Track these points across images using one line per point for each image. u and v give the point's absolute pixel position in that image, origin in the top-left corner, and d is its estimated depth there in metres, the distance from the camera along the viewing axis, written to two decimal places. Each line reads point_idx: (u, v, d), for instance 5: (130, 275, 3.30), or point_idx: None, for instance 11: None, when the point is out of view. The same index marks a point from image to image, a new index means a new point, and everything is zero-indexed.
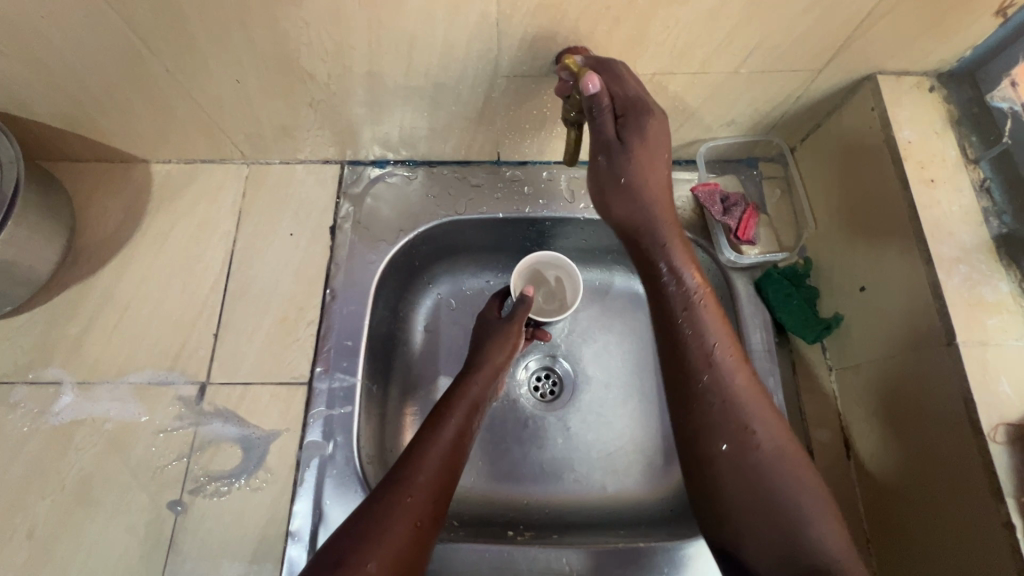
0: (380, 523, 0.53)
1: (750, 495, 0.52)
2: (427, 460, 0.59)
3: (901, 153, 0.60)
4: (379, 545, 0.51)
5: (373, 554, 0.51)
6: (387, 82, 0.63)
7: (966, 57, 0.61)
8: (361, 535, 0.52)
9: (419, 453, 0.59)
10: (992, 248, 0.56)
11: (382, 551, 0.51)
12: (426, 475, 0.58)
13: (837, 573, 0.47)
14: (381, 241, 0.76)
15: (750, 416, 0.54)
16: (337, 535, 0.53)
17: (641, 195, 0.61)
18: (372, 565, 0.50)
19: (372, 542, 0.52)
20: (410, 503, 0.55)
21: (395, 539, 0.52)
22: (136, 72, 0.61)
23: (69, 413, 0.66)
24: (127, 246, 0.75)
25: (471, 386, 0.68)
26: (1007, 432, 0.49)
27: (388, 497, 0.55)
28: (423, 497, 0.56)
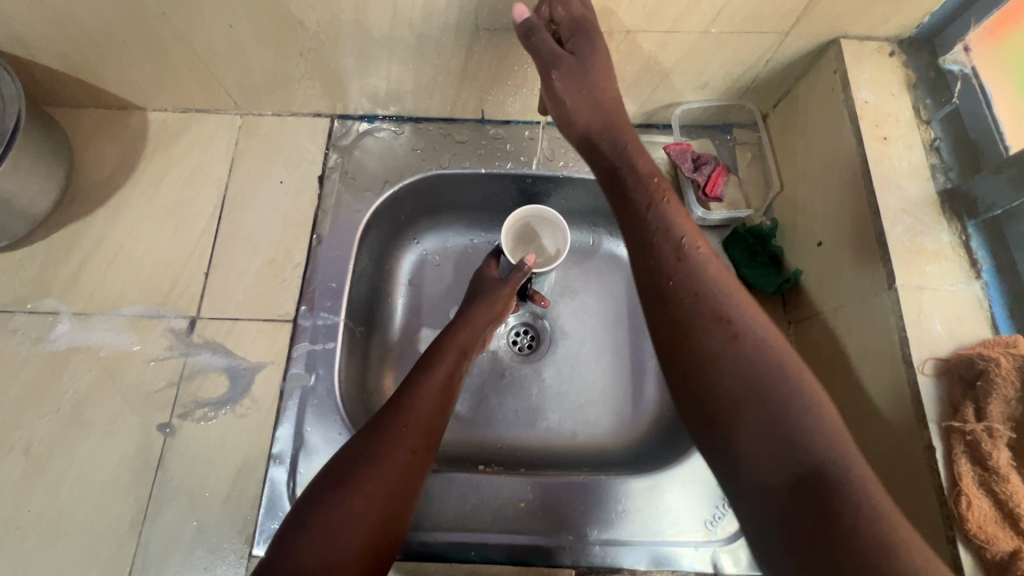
0: (377, 448, 0.57)
1: (743, 382, 0.49)
2: (421, 395, 0.63)
3: (858, 112, 0.63)
4: (377, 468, 0.56)
5: (372, 476, 0.55)
6: (373, 32, 0.66)
7: (925, 23, 0.64)
8: (360, 459, 0.56)
9: (412, 388, 0.63)
10: (936, 202, 0.59)
11: (380, 473, 0.56)
12: (419, 407, 0.61)
13: (841, 461, 0.44)
14: (367, 192, 0.80)
15: (731, 307, 0.53)
16: (338, 460, 0.57)
17: (597, 100, 0.64)
18: (371, 484, 0.55)
19: (372, 465, 0.56)
20: (407, 431, 0.59)
21: (393, 463, 0.56)
22: (132, 14, 0.63)
23: (65, 340, 0.70)
24: (123, 188, 0.79)
25: (461, 334, 0.72)
26: (935, 365, 0.53)
27: (384, 426, 0.59)
28: (419, 427, 0.60)
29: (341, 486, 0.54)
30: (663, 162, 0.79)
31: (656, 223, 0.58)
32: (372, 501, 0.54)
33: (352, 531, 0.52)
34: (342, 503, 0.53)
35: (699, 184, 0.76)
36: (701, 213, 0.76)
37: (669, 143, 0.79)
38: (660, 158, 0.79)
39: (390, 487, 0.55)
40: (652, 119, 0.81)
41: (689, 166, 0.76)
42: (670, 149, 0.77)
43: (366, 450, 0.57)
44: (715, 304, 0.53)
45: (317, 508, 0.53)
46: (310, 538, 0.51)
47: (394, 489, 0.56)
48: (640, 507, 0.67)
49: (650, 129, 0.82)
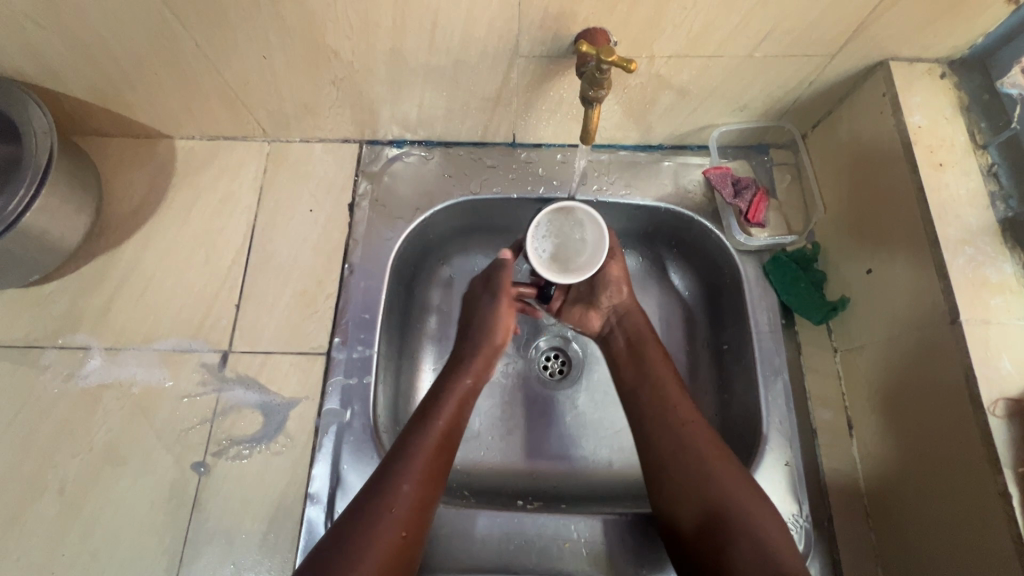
0: (362, 537, 0.53)
1: (700, 500, 0.57)
2: (411, 468, 0.58)
3: (911, 137, 0.61)
4: (361, 561, 0.51)
5: (354, 572, 0.51)
6: (409, 61, 0.65)
7: (978, 44, 0.63)
8: (338, 551, 0.52)
9: (401, 460, 0.59)
10: (997, 231, 0.57)
11: (364, 567, 0.51)
12: (408, 487, 0.57)
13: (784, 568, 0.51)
14: (398, 219, 0.78)
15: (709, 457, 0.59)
16: (316, 552, 0.53)
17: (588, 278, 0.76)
18: None
19: (355, 557, 0.51)
20: (394, 514, 0.55)
21: (378, 552, 0.52)
22: (166, 47, 0.63)
23: (96, 376, 0.69)
24: (153, 218, 0.78)
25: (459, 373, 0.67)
26: (1007, 406, 0.51)
27: (366, 514, 0.55)
28: (410, 505, 0.56)
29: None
30: (700, 185, 0.78)
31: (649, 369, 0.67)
32: None
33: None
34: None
35: (741, 210, 0.75)
36: (742, 238, 0.74)
37: (707, 167, 0.79)
38: (697, 181, 0.79)
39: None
40: (688, 141, 0.80)
41: (729, 192, 0.76)
42: (710, 174, 0.77)
43: (347, 541, 0.53)
44: (690, 445, 0.60)
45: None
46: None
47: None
48: None
49: (686, 151, 0.81)
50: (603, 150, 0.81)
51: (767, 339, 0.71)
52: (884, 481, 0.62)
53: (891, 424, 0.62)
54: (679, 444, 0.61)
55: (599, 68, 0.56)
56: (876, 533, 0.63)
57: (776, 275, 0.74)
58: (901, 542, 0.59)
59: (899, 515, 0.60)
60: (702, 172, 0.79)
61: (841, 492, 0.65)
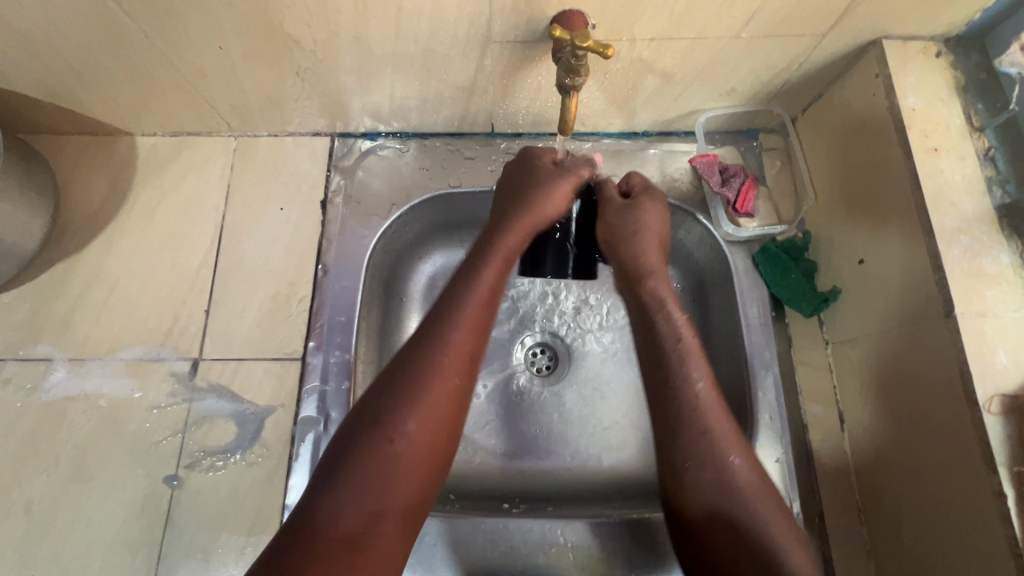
0: (417, 382, 0.49)
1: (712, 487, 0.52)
2: (460, 317, 0.53)
3: (905, 121, 0.58)
4: (417, 407, 0.48)
5: (411, 417, 0.48)
6: (375, 49, 0.61)
7: (975, 21, 0.60)
8: (393, 395, 0.49)
9: (456, 307, 0.54)
10: (993, 219, 0.55)
11: (421, 414, 0.48)
12: (462, 334, 0.52)
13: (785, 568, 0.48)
14: (374, 216, 0.74)
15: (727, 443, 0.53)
16: (367, 393, 0.50)
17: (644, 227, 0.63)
18: (411, 427, 0.48)
19: (412, 406, 0.48)
20: (447, 360, 0.51)
21: (433, 399, 0.49)
22: (113, 39, 0.58)
23: (60, 390, 0.66)
24: (114, 220, 0.74)
25: (495, 236, 0.59)
26: (1003, 403, 0.49)
27: (418, 363, 0.50)
28: (462, 353, 0.52)
29: (377, 427, 0.47)
30: (687, 173, 0.75)
31: (653, 303, 0.60)
32: (414, 446, 0.47)
33: (390, 483, 0.46)
34: (377, 451, 0.46)
35: (730, 200, 0.72)
36: (731, 230, 0.72)
37: (693, 155, 0.76)
38: (684, 170, 0.76)
39: (431, 431, 0.48)
40: (674, 127, 0.76)
41: (716, 180, 0.73)
42: (697, 162, 0.73)
43: (400, 387, 0.49)
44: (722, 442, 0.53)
45: (351, 458, 0.46)
46: (345, 486, 0.45)
47: (436, 437, 0.49)
48: (667, 543, 0.64)
49: (672, 138, 0.77)
50: (585, 138, 0.77)
51: (756, 332, 0.69)
52: (876, 477, 0.61)
53: (884, 420, 0.60)
54: (704, 424, 0.54)
55: (575, 55, 0.53)
56: (868, 528, 0.62)
57: (765, 266, 0.71)
58: (893, 538, 0.58)
59: (890, 512, 0.59)
60: (689, 160, 0.76)
61: (832, 488, 0.64)
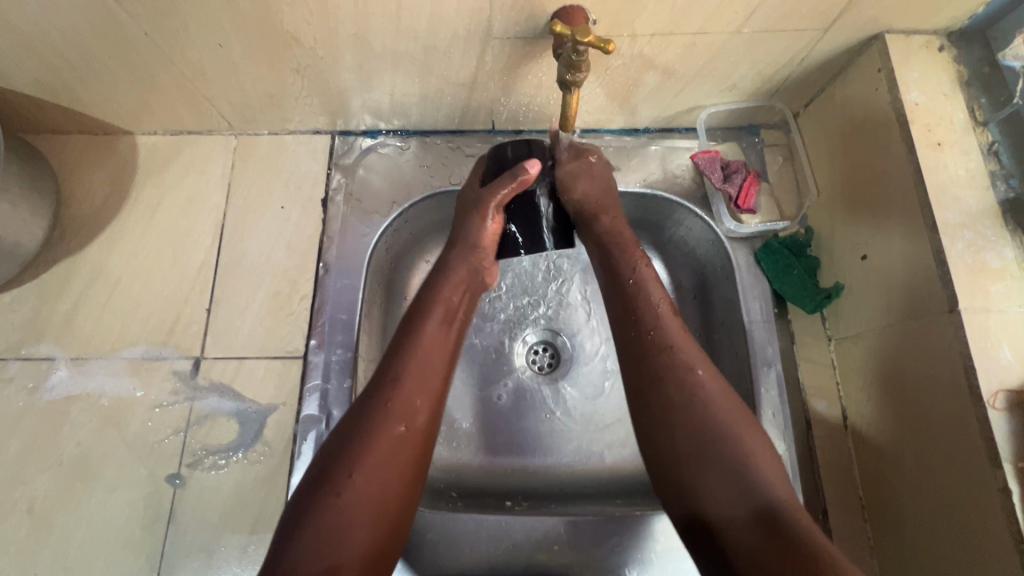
0: (363, 435, 0.50)
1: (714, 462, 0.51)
2: (407, 368, 0.54)
3: (908, 115, 0.58)
4: (363, 457, 0.49)
5: (359, 466, 0.48)
6: (375, 46, 0.61)
7: (978, 15, 0.59)
8: (340, 449, 0.49)
9: (400, 361, 0.55)
10: (997, 214, 0.55)
11: (367, 464, 0.48)
12: (407, 384, 0.53)
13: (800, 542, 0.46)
14: (375, 214, 0.74)
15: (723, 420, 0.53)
16: (345, 427, 0.51)
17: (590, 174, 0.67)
18: (357, 477, 0.48)
19: (360, 457, 0.49)
20: (392, 410, 0.51)
21: (380, 448, 0.49)
22: (112, 37, 0.58)
23: (63, 389, 0.66)
24: (115, 220, 0.74)
25: (443, 285, 0.61)
26: (1007, 399, 0.49)
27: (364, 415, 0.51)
28: (409, 400, 0.52)
29: (322, 482, 0.48)
30: (689, 170, 0.75)
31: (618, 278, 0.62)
32: (363, 497, 0.47)
33: (343, 537, 0.46)
34: (326, 507, 0.46)
35: (731, 196, 0.72)
36: (732, 226, 0.72)
37: (695, 151, 0.75)
38: (685, 166, 0.75)
39: (382, 478, 0.49)
40: (675, 123, 0.76)
41: (718, 177, 0.73)
42: (698, 158, 0.73)
43: (347, 440, 0.50)
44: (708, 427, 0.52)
45: (303, 512, 0.46)
46: (299, 542, 0.45)
47: (388, 481, 0.49)
48: (669, 540, 0.64)
49: (673, 134, 0.77)
50: (586, 135, 0.77)
51: (759, 329, 0.69)
52: (879, 473, 0.61)
53: (887, 416, 0.60)
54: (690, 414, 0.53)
55: (576, 50, 0.53)
56: (871, 525, 0.62)
57: (767, 263, 0.71)
58: (896, 534, 0.58)
59: (893, 508, 0.59)
60: (690, 157, 0.75)
61: (835, 484, 0.64)
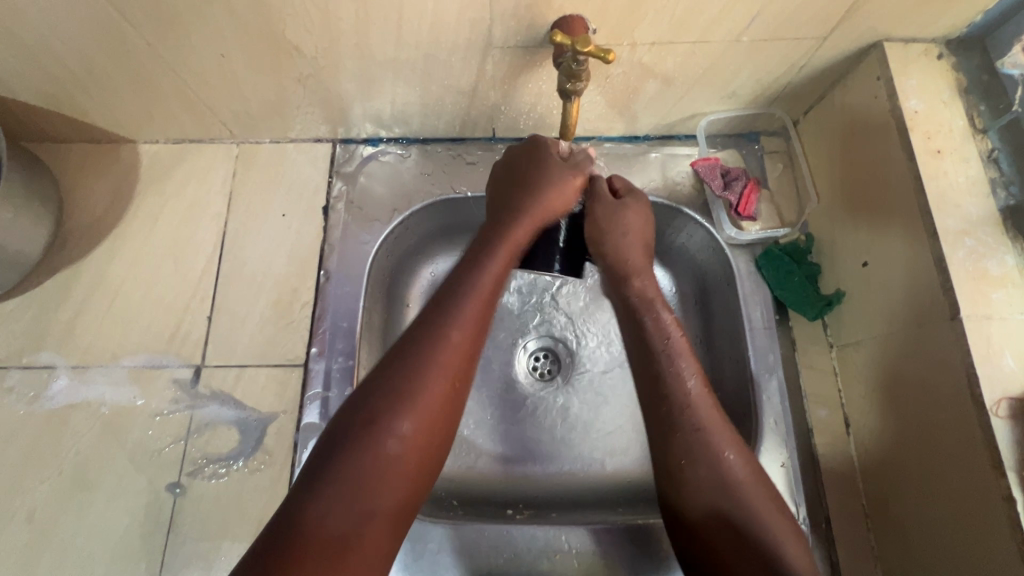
0: (415, 384, 0.48)
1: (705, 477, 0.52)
2: (464, 316, 0.52)
3: (908, 123, 0.58)
4: (415, 407, 0.47)
5: (406, 418, 0.47)
6: (376, 55, 0.61)
7: (977, 23, 0.59)
8: (384, 397, 0.48)
9: (449, 310, 0.53)
10: (998, 221, 0.55)
11: (418, 415, 0.47)
12: (457, 334, 0.52)
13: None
14: (375, 221, 0.74)
15: (721, 441, 0.53)
16: None
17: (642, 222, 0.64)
18: (406, 427, 0.47)
19: (404, 407, 0.47)
20: (440, 361, 0.50)
21: (427, 398, 0.48)
22: (115, 47, 0.59)
23: (63, 397, 0.66)
24: (117, 228, 0.74)
25: (483, 237, 0.59)
26: (1010, 406, 0.49)
27: (417, 358, 0.50)
28: (456, 353, 0.51)
29: (369, 427, 0.46)
30: (689, 177, 0.75)
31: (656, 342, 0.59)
32: (408, 447, 0.46)
33: (385, 484, 0.45)
34: (370, 452, 0.45)
35: (731, 203, 0.72)
36: (732, 233, 0.72)
37: (695, 158, 0.76)
38: (685, 173, 0.75)
39: (424, 430, 0.48)
40: (675, 131, 0.76)
41: (718, 184, 0.73)
42: (699, 165, 0.74)
43: (393, 390, 0.48)
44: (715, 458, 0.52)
45: (342, 458, 0.44)
46: (335, 488, 0.43)
47: (431, 437, 0.48)
48: (671, 548, 0.64)
49: (673, 141, 0.77)
50: (586, 143, 0.77)
51: (760, 335, 0.69)
52: (883, 482, 0.60)
53: (890, 424, 0.60)
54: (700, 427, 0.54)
55: (576, 60, 0.53)
56: (875, 533, 0.61)
57: (769, 270, 0.71)
58: (900, 543, 0.58)
59: (897, 517, 0.58)
60: (691, 164, 0.75)
61: (838, 493, 0.63)
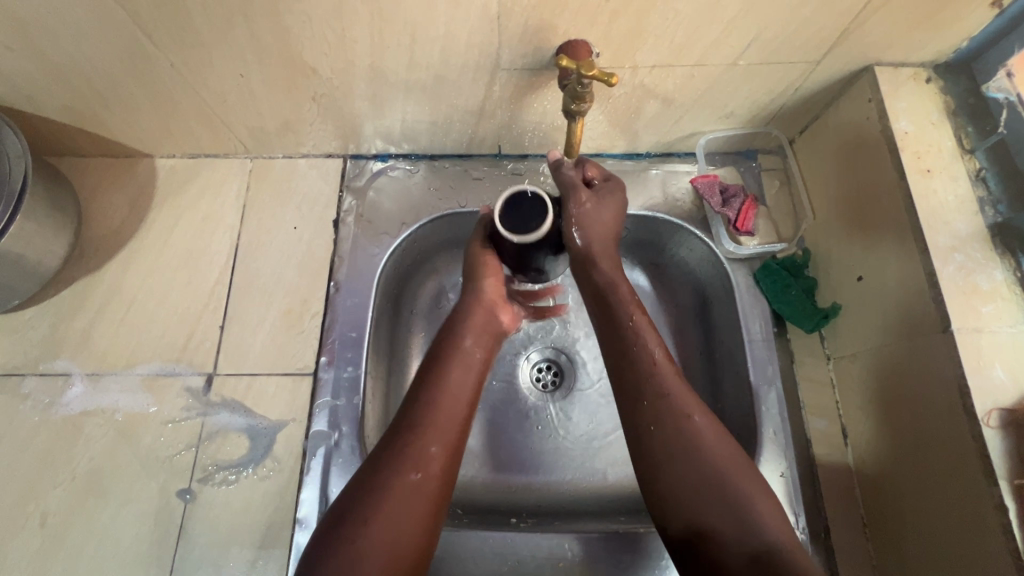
0: (381, 482, 0.51)
1: (684, 470, 0.52)
2: (433, 426, 0.55)
3: (898, 143, 0.61)
4: (384, 506, 0.49)
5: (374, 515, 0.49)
6: (388, 76, 0.64)
7: (963, 48, 0.62)
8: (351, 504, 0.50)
9: (418, 415, 0.56)
10: (986, 237, 0.57)
11: (387, 512, 0.49)
12: (428, 434, 0.54)
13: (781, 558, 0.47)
14: (384, 234, 0.77)
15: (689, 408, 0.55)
16: None
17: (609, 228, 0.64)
18: (373, 524, 0.48)
19: (372, 506, 0.49)
20: (410, 459, 0.52)
21: (399, 495, 0.50)
22: (141, 67, 0.62)
23: (78, 404, 0.68)
24: (133, 239, 0.76)
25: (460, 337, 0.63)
26: (1001, 416, 0.50)
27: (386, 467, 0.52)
28: (427, 450, 0.53)
29: (342, 526, 0.48)
30: (688, 193, 0.78)
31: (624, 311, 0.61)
32: (379, 544, 0.47)
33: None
34: (343, 547, 0.47)
35: (730, 219, 0.74)
36: (731, 247, 0.74)
37: (694, 175, 0.78)
38: (685, 189, 0.78)
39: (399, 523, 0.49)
40: (674, 149, 0.79)
41: (717, 201, 0.75)
42: (698, 182, 0.76)
43: (361, 493, 0.51)
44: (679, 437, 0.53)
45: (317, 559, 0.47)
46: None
47: (406, 528, 0.49)
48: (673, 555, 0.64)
49: (673, 159, 0.80)
50: (589, 160, 0.80)
51: (759, 347, 0.70)
52: (879, 492, 0.62)
53: (885, 434, 0.61)
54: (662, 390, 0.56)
55: (581, 82, 0.55)
56: (874, 544, 0.62)
57: (767, 283, 0.73)
58: (898, 552, 0.59)
59: (895, 528, 0.59)
60: (690, 180, 0.78)
61: (837, 503, 0.65)
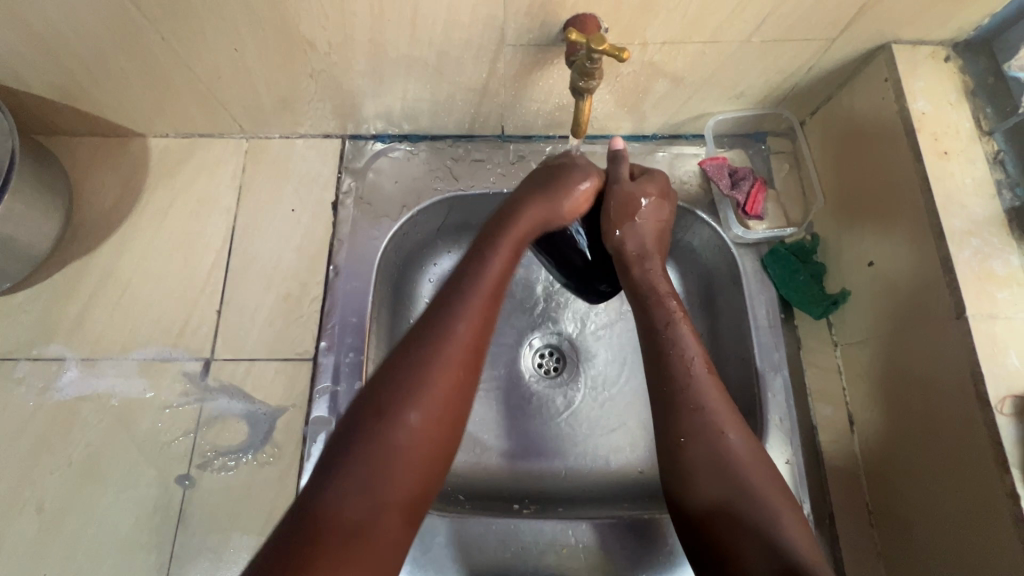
0: (419, 372, 0.49)
1: (712, 464, 0.53)
2: (465, 312, 0.53)
3: (916, 125, 0.59)
4: (423, 399, 0.48)
5: (414, 405, 0.48)
6: (389, 52, 0.62)
7: (983, 26, 0.60)
8: (392, 387, 0.49)
9: (458, 300, 0.53)
10: (1004, 221, 0.55)
11: (427, 405, 0.48)
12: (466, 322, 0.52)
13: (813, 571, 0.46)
14: (384, 217, 0.75)
15: (723, 422, 0.55)
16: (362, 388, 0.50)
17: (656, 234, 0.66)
18: (414, 417, 0.48)
19: (412, 392, 0.48)
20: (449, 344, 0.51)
21: (437, 395, 0.49)
22: (131, 41, 0.59)
23: (73, 388, 0.66)
24: (127, 221, 0.74)
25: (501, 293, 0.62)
26: (1015, 404, 0.49)
27: (420, 351, 0.50)
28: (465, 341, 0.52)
29: (378, 416, 0.47)
30: (696, 176, 0.76)
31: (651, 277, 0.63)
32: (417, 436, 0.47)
33: (395, 468, 0.46)
34: (382, 438, 0.46)
35: (739, 203, 0.72)
36: (740, 232, 0.72)
37: (702, 158, 0.76)
38: (692, 172, 0.76)
39: (432, 414, 0.48)
40: (682, 130, 0.77)
41: (726, 183, 0.73)
42: (706, 165, 0.74)
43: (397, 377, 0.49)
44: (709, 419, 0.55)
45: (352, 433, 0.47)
46: (350, 472, 0.45)
47: (440, 424, 0.49)
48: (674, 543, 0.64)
49: (680, 140, 0.78)
50: (594, 141, 0.77)
51: (765, 333, 0.69)
52: (885, 479, 0.61)
53: (892, 422, 0.61)
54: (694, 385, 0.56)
55: (590, 58, 0.53)
56: (880, 531, 0.62)
57: (775, 268, 0.71)
58: (903, 538, 0.59)
59: (904, 517, 0.58)
60: (698, 163, 0.76)
61: (843, 490, 0.64)
